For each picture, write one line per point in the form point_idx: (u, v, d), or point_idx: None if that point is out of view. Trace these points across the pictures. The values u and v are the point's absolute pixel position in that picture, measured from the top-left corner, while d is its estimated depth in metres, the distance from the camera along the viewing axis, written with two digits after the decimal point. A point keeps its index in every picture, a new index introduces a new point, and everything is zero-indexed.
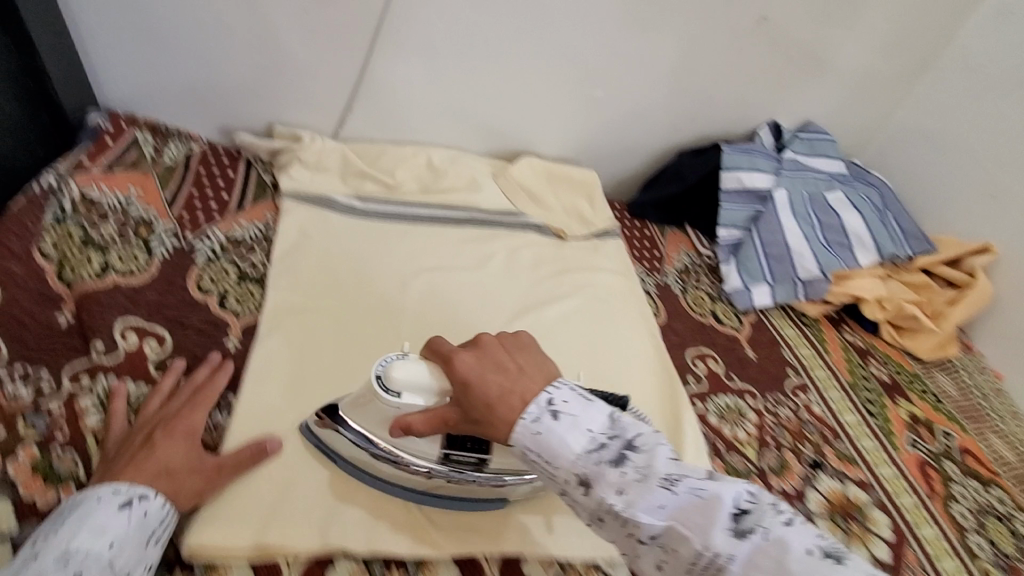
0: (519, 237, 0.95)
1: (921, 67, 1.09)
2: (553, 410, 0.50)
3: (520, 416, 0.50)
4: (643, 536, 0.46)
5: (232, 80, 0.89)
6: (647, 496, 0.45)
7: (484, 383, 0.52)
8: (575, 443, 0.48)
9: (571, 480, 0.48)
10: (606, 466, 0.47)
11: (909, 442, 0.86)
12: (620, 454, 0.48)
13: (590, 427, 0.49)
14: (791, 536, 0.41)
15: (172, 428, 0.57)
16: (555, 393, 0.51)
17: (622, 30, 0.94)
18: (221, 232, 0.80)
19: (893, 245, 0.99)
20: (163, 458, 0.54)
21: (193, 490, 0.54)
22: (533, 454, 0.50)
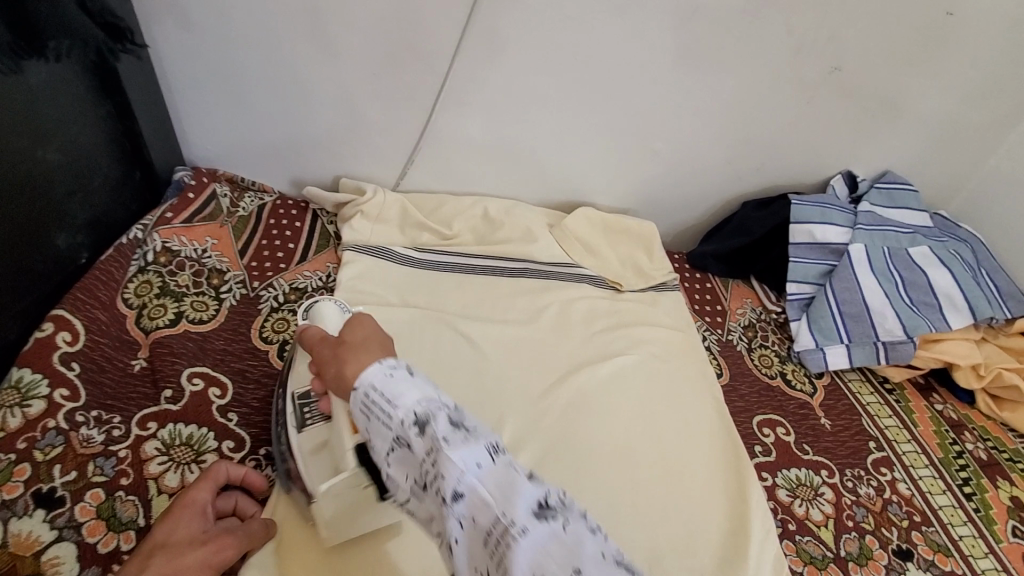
0: (573, 288, 0.93)
1: (1020, 113, 0.99)
2: (410, 367, 0.46)
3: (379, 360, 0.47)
4: (446, 492, 0.40)
5: (306, 138, 0.95)
6: (471, 451, 0.41)
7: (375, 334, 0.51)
8: (421, 392, 0.44)
9: (406, 423, 0.43)
10: (444, 417, 0.43)
11: (1012, 532, 0.75)
12: (460, 420, 0.44)
13: (441, 395, 0.45)
14: (587, 540, 0.40)
15: (182, 501, 0.54)
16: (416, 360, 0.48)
17: (685, 84, 0.92)
18: (285, 281, 0.82)
19: (990, 307, 0.89)
20: (166, 535, 0.51)
21: (204, 563, 0.50)
22: (375, 392, 0.44)
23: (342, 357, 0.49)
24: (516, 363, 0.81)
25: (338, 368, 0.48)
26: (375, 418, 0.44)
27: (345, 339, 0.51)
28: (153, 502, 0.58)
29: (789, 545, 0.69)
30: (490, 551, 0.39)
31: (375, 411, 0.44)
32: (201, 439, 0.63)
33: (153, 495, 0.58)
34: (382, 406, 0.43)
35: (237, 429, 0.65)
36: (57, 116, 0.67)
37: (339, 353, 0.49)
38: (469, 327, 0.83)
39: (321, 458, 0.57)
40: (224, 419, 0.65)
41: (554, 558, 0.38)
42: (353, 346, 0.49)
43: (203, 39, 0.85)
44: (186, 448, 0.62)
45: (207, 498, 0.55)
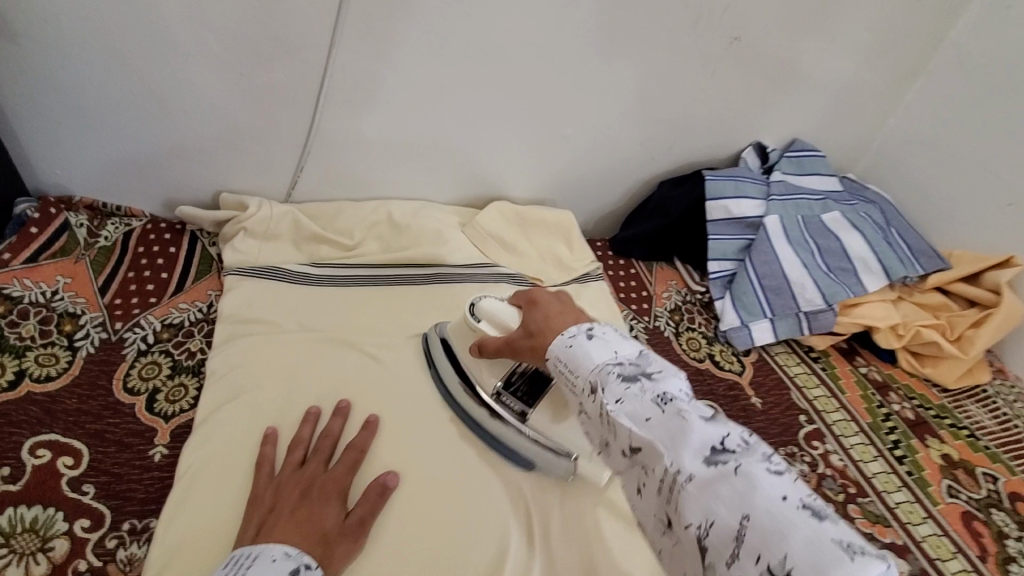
0: (491, 290, 0.87)
1: (913, 73, 1.01)
2: (591, 335, 0.49)
3: (560, 334, 0.51)
4: (627, 446, 0.41)
5: (176, 153, 0.84)
6: (635, 402, 0.41)
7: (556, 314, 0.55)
8: (603, 356, 0.46)
9: (587, 392, 0.45)
10: (614, 380, 0.44)
11: (948, 492, 0.73)
12: (635, 374, 0.44)
13: (618, 352, 0.46)
14: (764, 477, 0.35)
15: (328, 488, 0.56)
16: (597, 326, 0.50)
17: (585, 64, 0.88)
18: (155, 318, 0.72)
19: (902, 266, 0.90)
20: (318, 522, 0.53)
21: (347, 551, 0.54)
22: (561, 363, 0.49)
23: (539, 345, 0.54)
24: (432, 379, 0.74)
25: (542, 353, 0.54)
26: (564, 384, 0.48)
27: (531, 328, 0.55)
28: None
29: None
30: (663, 496, 0.38)
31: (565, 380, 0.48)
32: (48, 522, 0.52)
33: None
34: (566, 374, 0.47)
35: (95, 502, 0.54)
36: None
37: (535, 337, 0.54)
38: (376, 347, 0.75)
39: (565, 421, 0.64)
40: (77, 493, 0.54)
41: (721, 497, 0.35)
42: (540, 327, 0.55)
43: (28, 49, 0.72)
44: (31, 535, 0.51)
45: (344, 485, 0.58)
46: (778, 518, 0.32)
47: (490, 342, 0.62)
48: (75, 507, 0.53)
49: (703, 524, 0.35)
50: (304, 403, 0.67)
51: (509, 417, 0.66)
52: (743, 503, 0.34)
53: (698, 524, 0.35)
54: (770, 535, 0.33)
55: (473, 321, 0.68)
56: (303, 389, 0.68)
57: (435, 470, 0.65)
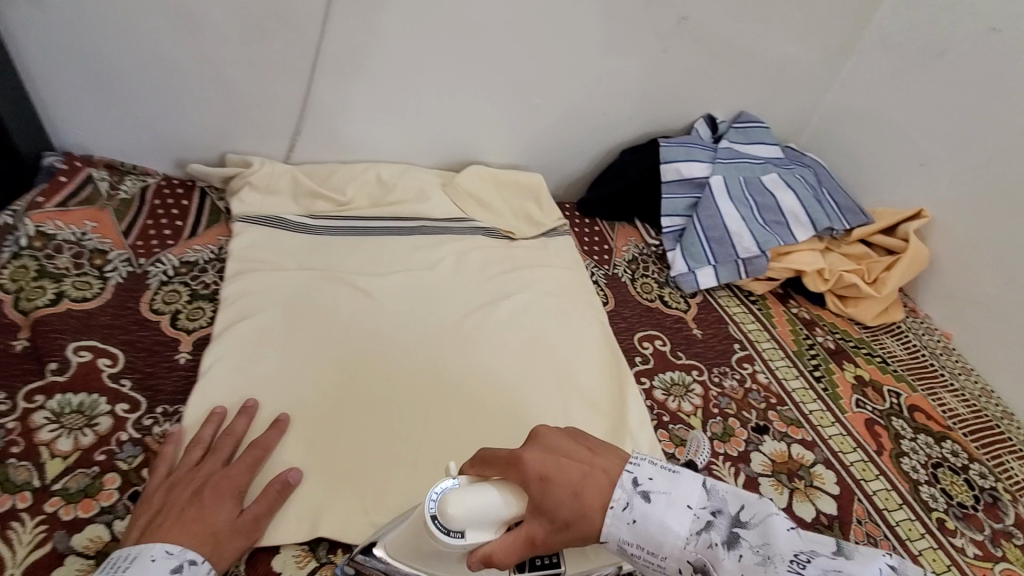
0: (468, 240, 0.99)
1: (844, 51, 1.13)
2: (643, 490, 0.47)
3: (609, 503, 0.47)
4: None
5: (185, 117, 0.94)
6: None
7: (571, 491, 0.47)
8: (679, 530, 0.45)
9: (685, 568, 0.45)
10: (718, 549, 0.44)
11: (855, 403, 0.87)
12: (729, 532, 0.44)
13: (689, 502, 0.46)
14: None
15: (221, 486, 0.57)
16: (637, 470, 0.48)
17: (551, 40, 0.99)
18: (173, 256, 0.83)
19: (828, 219, 1.03)
20: (210, 519, 0.55)
21: (242, 542, 0.56)
22: (636, 548, 0.46)
23: (581, 534, 0.47)
24: (414, 309, 0.85)
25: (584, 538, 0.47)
26: (652, 568, 0.47)
27: (555, 516, 0.47)
28: (47, 465, 0.58)
29: (662, 433, 0.77)
30: None
31: (646, 561, 0.47)
32: (93, 404, 0.63)
33: (45, 458, 0.59)
34: (649, 559, 0.46)
35: (130, 392, 0.66)
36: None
37: (571, 530, 0.47)
38: (366, 283, 0.86)
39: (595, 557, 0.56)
40: (116, 384, 0.66)
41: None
42: (574, 516, 0.47)
43: (57, 19, 0.82)
44: (78, 415, 0.62)
45: (241, 482, 0.59)
46: None
47: (506, 555, 0.48)
48: (113, 395, 0.65)
49: None
50: (305, 324, 0.78)
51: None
52: None
53: None
54: None
55: (451, 540, 0.49)
56: (304, 313, 0.79)
57: (417, 379, 0.76)
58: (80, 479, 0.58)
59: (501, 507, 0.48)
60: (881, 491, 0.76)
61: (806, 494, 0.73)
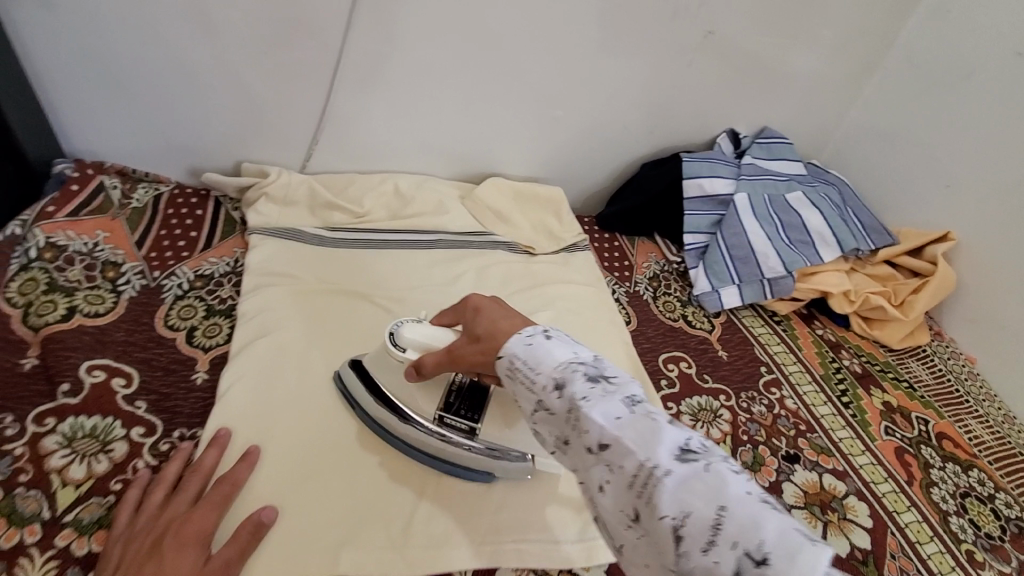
0: (488, 255, 0.97)
1: (868, 69, 1.12)
2: (547, 334, 0.50)
3: (519, 332, 0.51)
4: (592, 443, 0.42)
5: (198, 125, 0.92)
6: (606, 401, 0.43)
7: (500, 315, 0.55)
8: (558, 355, 0.47)
9: (547, 387, 0.46)
10: (579, 377, 0.45)
11: (884, 431, 0.85)
12: (596, 376, 0.46)
13: (577, 352, 0.48)
14: (732, 476, 0.38)
15: (183, 532, 0.52)
16: (552, 328, 0.51)
17: (574, 52, 0.97)
18: (189, 269, 0.80)
19: (854, 239, 1.01)
20: (172, 568, 0.49)
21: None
22: (519, 359, 0.49)
23: (490, 348, 0.53)
24: None
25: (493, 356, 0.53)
26: (521, 385, 0.48)
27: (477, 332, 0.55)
28: (59, 495, 0.55)
29: None
30: (635, 491, 0.40)
31: (522, 377, 0.48)
32: (108, 429, 0.61)
33: (57, 487, 0.56)
34: (525, 371, 0.47)
35: (146, 415, 0.63)
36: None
37: (483, 350, 0.54)
38: (385, 299, 0.84)
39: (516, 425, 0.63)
40: (131, 406, 0.63)
41: (695, 492, 0.38)
42: (490, 333, 0.54)
43: (70, 22, 0.79)
44: (91, 439, 0.60)
45: (208, 526, 0.53)
46: (751, 507, 0.36)
47: (428, 362, 0.60)
48: (127, 418, 0.62)
49: (679, 515, 0.37)
50: (325, 342, 0.76)
51: (456, 438, 0.64)
52: (716, 496, 0.37)
53: (673, 516, 0.38)
54: (744, 527, 0.36)
55: (397, 351, 0.64)
56: (322, 331, 0.77)
57: None
58: (95, 509, 0.56)
59: (442, 334, 0.62)
60: (912, 523, 0.74)
61: (840, 528, 0.71)
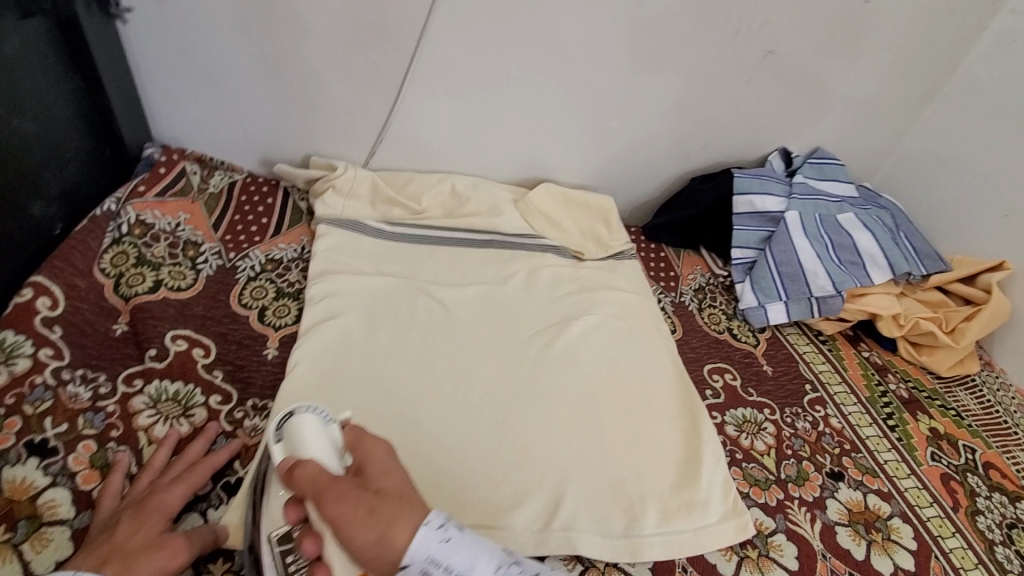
0: (538, 257, 0.99)
1: (928, 95, 1.11)
2: (451, 529, 0.46)
3: (425, 521, 0.46)
4: None
5: (273, 120, 0.98)
6: None
7: (398, 482, 0.51)
8: (488, 561, 0.46)
9: None
10: None
11: (930, 456, 0.84)
12: (534, 574, 0.48)
13: (493, 550, 0.47)
14: None
15: (146, 505, 0.53)
16: (447, 518, 0.47)
17: (633, 67, 1.00)
18: (260, 253, 0.85)
19: (906, 263, 1.00)
20: (121, 538, 0.49)
21: (159, 560, 0.49)
22: (444, 569, 0.45)
23: (374, 511, 0.46)
24: (488, 323, 0.85)
25: (377, 526, 0.45)
26: None
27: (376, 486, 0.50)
28: (144, 452, 0.61)
29: (736, 471, 0.76)
30: None
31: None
32: (188, 394, 0.66)
33: (142, 445, 0.61)
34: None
35: (222, 384, 0.68)
36: (15, 85, 0.71)
37: (369, 510, 0.46)
38: (440, 292, 0.87)
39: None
40: (209, 375, 0.68)
41: None
42: (392, 500, 0.47)
43: (171, 17, 0.86)
44: (174, 403, 0.65)
45: (168, 504, 0.54)
46: None
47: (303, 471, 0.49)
48: (203, 385, 0.67)
49: None
50: (385, 329, 0.79)
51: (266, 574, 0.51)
52: None
53: None
54: None
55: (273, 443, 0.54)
56: (381, 318, 0.80)
57: (488, 395, 0.77)
58: None
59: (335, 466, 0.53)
60: (957, 549, 0.73)
61: (883, 548, 0.71)
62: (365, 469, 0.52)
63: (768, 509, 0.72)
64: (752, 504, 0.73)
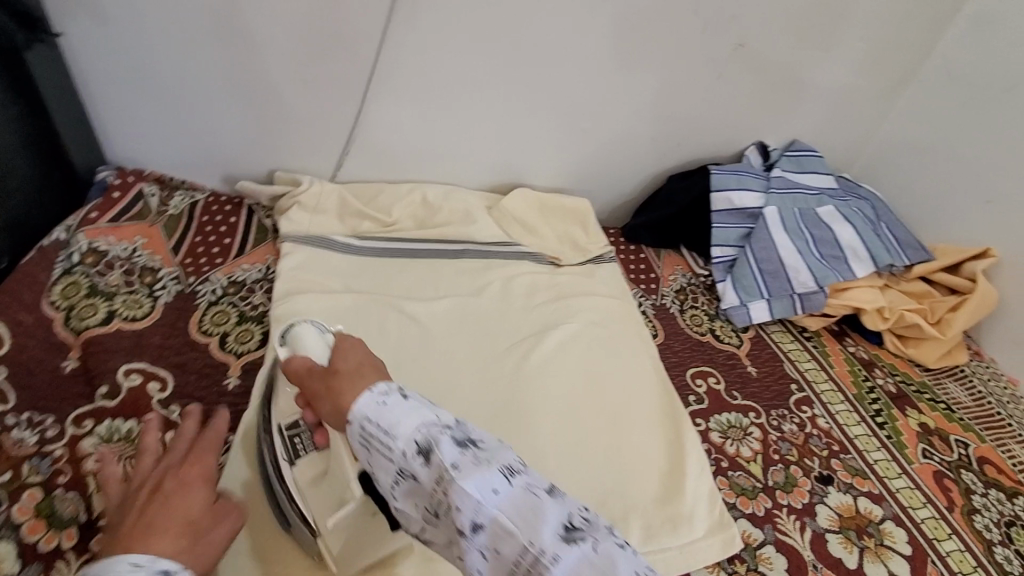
0: (514, 265, 0.96)
1: (904, 82, 1.10)
2: (399, 394, 0.45)
3: (370, 389, 0.46)
4: (464, 525, 0.39)
5: (233, 136, 0.94)
6: (480, 474, 0.39)
7: (366, 361, 0.51)
8: (418, 419, 0.43)
9: (410, 454, 0.42)
10: (445, 440, 0.41)
11: (922, 454, 0.82)
12: (464, 439, 0.42)
13: (431, 414, 0.43)
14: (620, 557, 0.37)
15: (184, 474, 0.50)
16: (396, 386, 0.46)
17: (603, 66, 0.97)
18: (222, 275, 0.82)
19: (888, 255, 0.99)
20: (181, 513, 0.47)
21: (226, 531, 0.49)
22: (375, 425, 0.43)
23: (335, 388, 0.48)
24: (464, 338, 0.83)
25: (335, 400, 0.48)
26: (375, 452, 0.43)
27: (336, 364, 0.50)
28: (95, 497, 0.58)
29: (722, 480, 0.74)
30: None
31: (375, 441, 0.43)
32: None
33: (94, 490, 0.58)
34: (380, 438, 0.42)
35: (179, 420, 0.65)
36: None
37: (330, 387, 0.49)
38: (412, 308, 0.84)
39: (322, 492, 0.56)
40: (165, 411, 0.65)
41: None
42: (348, 374, 0.49)
43: (119, 36, 0.82)
44: (127, 442, 0.62)
45: (211, 469, 0.51)
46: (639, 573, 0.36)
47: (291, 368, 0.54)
48: (159, 423, 0.64)
49: None
50: None
51: (279, 453, 0.58)
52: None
53: None
54: None
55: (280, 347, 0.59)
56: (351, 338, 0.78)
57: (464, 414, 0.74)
58: None
59: (322, 355, 0.55)
60: (954, 552, 0.72)
61: (877, 554, 0.69)
62: (330, 355, 0.53)
63: (755, 520, 0.70)
64: (739, 515, 0.70)
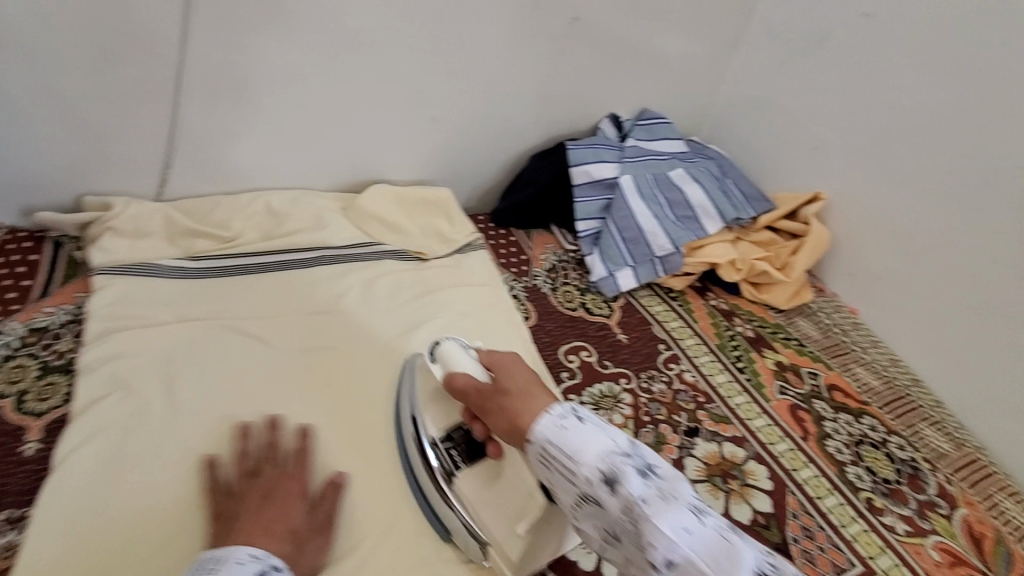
0: (375, 266, 0.91)
1: (732, 45, 1.16)
2: (578, 417, 0.53)
3: (550, 409, 0.55)
4: (655, 558, 0.46)
5: (22, 163, 0.81)
6: (673, 513, 0.46)
7: (527, 377, 0.61)
8: (602, 447, 0.50)
9: (594, 479, 0.49)
10: (629, 471, 0.49)
11: (778, 391, 0.88)
12: (644, 468, 0.49)
13: (612, 444, 0.51)
14: None
15: (290, 488, 0.60)
16: (577, 411, 0.54)
17: (440, 49, 0.94)
18: (18, 323, 0.71)
19: (734, 209, 1.05)
20: (287, 521, 0.57)
21: (315, 544, 0.59)
22: (556, 449, 0.51)
23: (513, 410, 0.57)
24: (320, 352, 0.77)
25: (512, 414, 0.57)
26: (557, 472, 0.51)
27: (503, 383, 0.59)
28: None
29: None
30: None
31: (560, 463, 0.51)
32: None
33: None
34: (564, 461, 0.50)
35: None
36: None
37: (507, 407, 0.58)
38: (260, 328, 0.78)
39: (492, 499, 0.62)
40: None
41: None
42: (518, 395, 0.58)
43: None
44: None
45: (304, 486, 0.62)
46: None
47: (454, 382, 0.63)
48: None
49: None
50: (190, 384, 0.70)
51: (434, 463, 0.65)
52: None
53: None
54: None
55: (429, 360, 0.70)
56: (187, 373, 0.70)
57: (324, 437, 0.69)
58: None
59: (478, 371, 0.64)
60: (810, 478, 0.78)
61: (741, 495, 0.73)
62: (496, 372, 0.62)
63: None
64: None
